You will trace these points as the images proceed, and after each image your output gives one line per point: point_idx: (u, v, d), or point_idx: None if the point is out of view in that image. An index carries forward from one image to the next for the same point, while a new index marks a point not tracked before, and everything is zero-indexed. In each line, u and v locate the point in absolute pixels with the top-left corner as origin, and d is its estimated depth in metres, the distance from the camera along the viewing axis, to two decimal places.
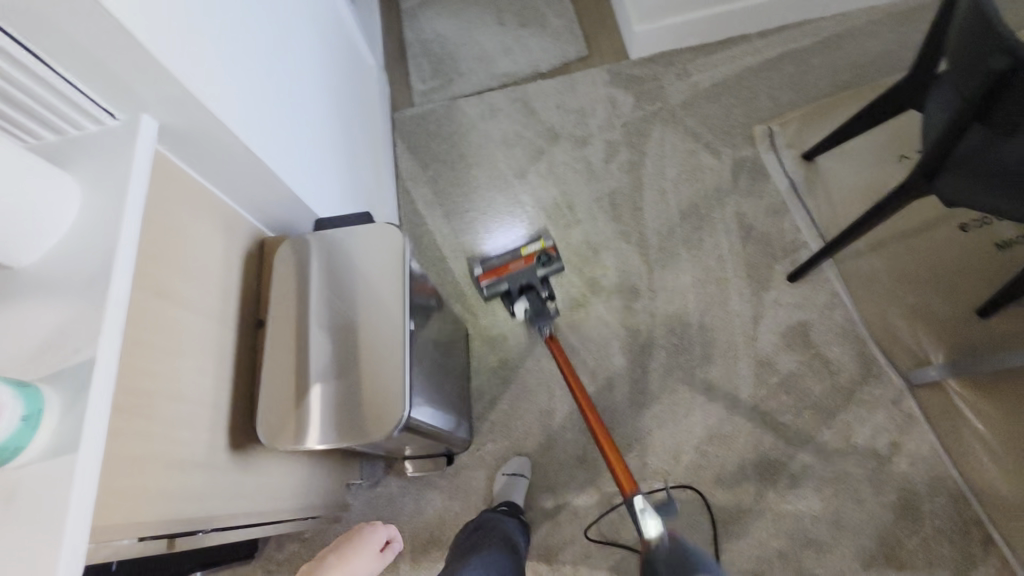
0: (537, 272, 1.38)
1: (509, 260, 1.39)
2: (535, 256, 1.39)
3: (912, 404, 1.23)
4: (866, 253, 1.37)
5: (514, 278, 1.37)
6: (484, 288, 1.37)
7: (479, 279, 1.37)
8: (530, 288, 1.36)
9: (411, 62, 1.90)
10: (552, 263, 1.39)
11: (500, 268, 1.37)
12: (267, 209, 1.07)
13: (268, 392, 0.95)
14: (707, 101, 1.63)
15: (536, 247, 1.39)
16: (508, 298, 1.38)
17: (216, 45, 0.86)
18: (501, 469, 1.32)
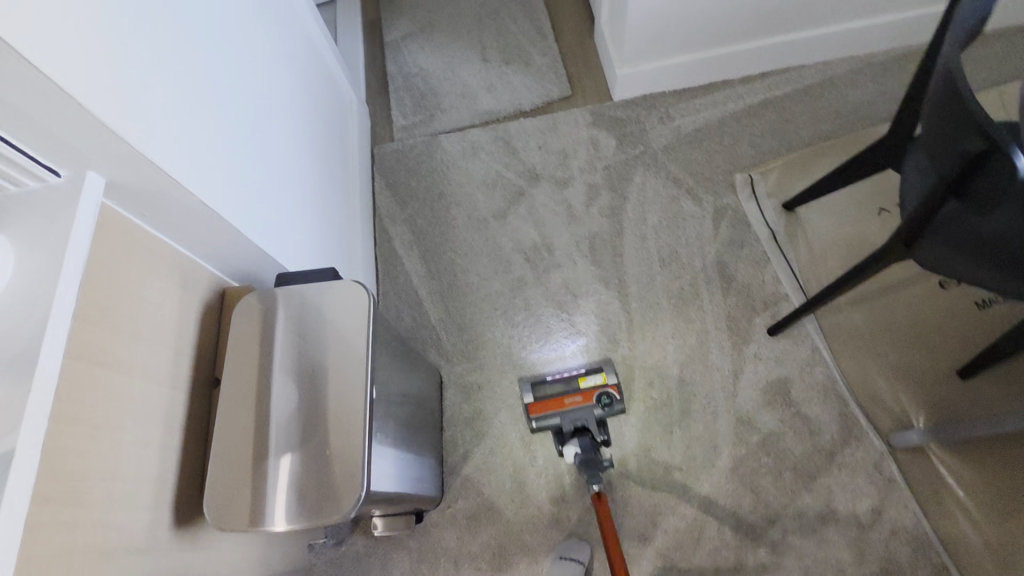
0: (594, 413, 1.29)
1: (565, 394, 1.31)
2: (595, 395, 1.31)
3: (893, 469, 1.20)
4: (847, 308, 1.35)
5: (567, 415, 1.29)
6: (534, 420, 1.30)
7: (530, 411, 1.31)
8: (585, 431, 1.26)
9: (392, 95, 1.87)
10: (613, 405, 1.30)
11: (553, 400, 1.31)
12: (228, 258, 1.02)
13: (222, 464, 0.87)
14: (689, 147, 1.62)
15: (597, 383, 1.31)
16: (559, 436, 1.29)
17: (167, 96, 0.82)
18: (557, 551, 1.22)
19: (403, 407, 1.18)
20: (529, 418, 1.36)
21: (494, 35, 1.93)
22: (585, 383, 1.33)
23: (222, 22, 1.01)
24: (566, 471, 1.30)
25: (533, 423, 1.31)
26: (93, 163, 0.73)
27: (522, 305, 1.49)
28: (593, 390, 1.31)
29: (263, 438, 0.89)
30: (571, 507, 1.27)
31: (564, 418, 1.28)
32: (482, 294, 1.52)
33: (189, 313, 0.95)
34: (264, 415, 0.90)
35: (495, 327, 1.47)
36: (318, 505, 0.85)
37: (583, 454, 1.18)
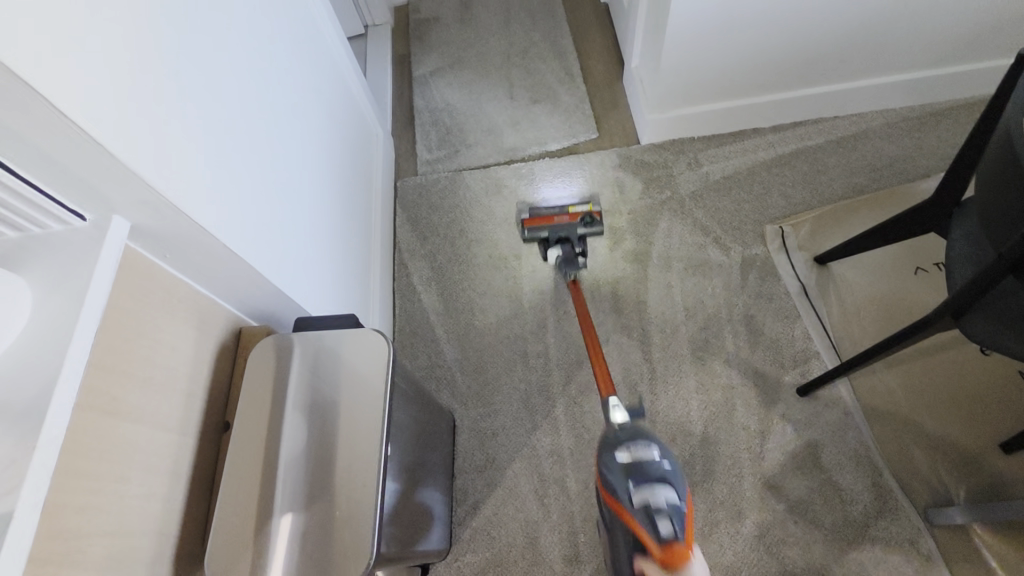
0: (577, 230, 1.48)
1: (555, 214, 1.51)
2: (580, 216, 1.50)
3: (931, 548, 1.13)
4: (880, 370, 1.29)
5: (555, 229, 1.50)
6: (526, 231, 1.50)
7: (524, 223, 1.50)
8: (567, 240, 1.48)
9: (418, 130, 1.88)
10: (594, 224, 1.49)
11: (545, 217, 1.50)
12: (246, 299, 1.00)
13: (226, 519, 0.83)
14: (717, 194, 1.59)
15: (584, 209, 1.50)
16: (545, 245, 1.51)
17: (196, 138, 0.82)
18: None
19: (417, 456, 1.14)
20: (544, 468, 1.31)
21: (522, 73, 1.94)
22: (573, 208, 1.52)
23: (253, 63, 1.01)
24: (581, 528, 1.24)
25: (524, 234, 1.50)
26: (118, 207, 0.72)
27: (541, 348, 1.45)
28: (580, 212, 1.51)
29: (271, 494, 0.85)
30: (585, 567, 1.20)
31: (551, 230, 1.48)
32: (500, 334, 1.49)
33: (204, 355, 0.92)
34: (273, 468, 0.86)
35: (512, 370, 1.44)
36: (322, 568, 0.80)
37: (562, 257, 1.44)
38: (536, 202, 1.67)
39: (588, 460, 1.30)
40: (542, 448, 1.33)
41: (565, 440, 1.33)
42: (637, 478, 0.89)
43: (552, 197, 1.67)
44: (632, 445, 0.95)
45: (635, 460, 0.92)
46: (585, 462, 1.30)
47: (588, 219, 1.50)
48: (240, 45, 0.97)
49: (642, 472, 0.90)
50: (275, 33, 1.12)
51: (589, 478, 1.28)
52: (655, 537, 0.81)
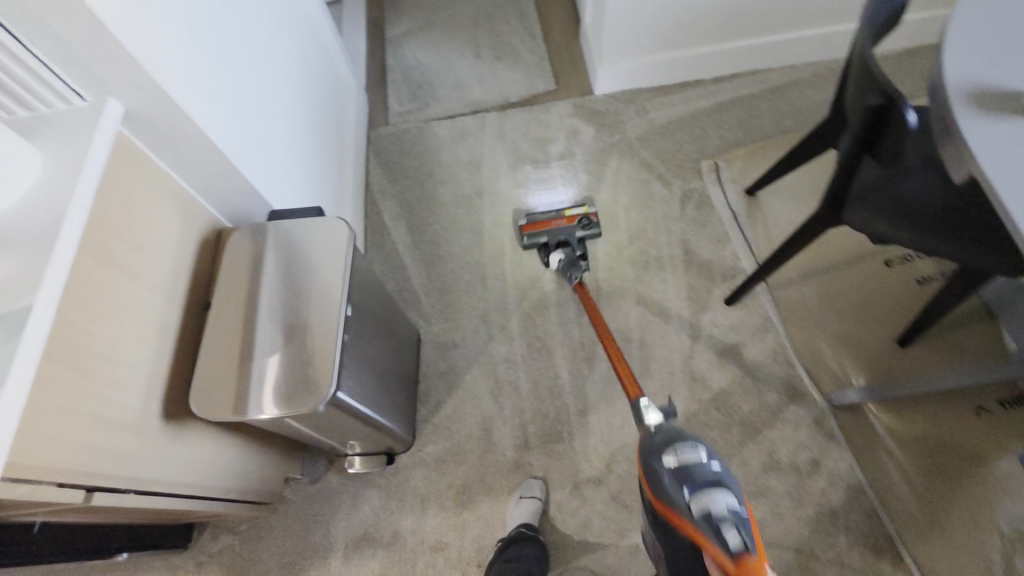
0: (575, 232, 1.53)
1: (552, 218, 1.56)
2: (578, 219, 1.55)
3: (832, 424, 1.29)
4: (798, 282, 1.45)
5: (553, 233, 1.54)
6: (526, 236, 1.53)
7: (523, 229, 1.54)
8: (567, 244, 1.52)
9: (390, 86, 2.02)
10: (592, 226, 1.54)
11: (542, 222, 1.54)
12: (227, 200, 1.13)
13: (213, 372, 0.98)
14: (661, 137, 1.74)
15: (580, 211, 1.55)
16: (546, 251, 1.54)
17: (190, 43, 0.95)
18: (518, 491, 1.30)
19: (382, 349, 1.29)
20: (500, 372, 1.46)
21: (488, 35, 2.08)
22: (569, 212, 1.57)
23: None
24: (530, 420, 1.38)
25: (523, 240, 1.53)
26: (113, 89, 0.85)
27: (498, 273, 1.60)
28: (576, 215, 1.56)
29: (248, 349, 1.01)
30: (533, 453, 1.35)
31: (550, 234, 1.52)
32: (462, 262, 1.63)
33: (188, 242, 1.05)
34: (250, 328, 1.02)
35: (473, 291, 1.58)
36: (288, 398, 0.97)
37: (565, 258, 1.47)
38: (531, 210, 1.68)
39: (538, 364, 1.45)
40: (498, 355, 1.48)
41: (518, 349, 1.48)
42: (690, 486, 0.83)
43: (546, 202, 1.69)
44: (678, 448, 0.88)
45: (680, 465, 0.86)
46: (535, 367, 1.45)
47: (585, 221, 1.55)
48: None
49: (690, 476, 0.84)
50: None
51: (538, 379, 1.43)
52: (725, 555, 0.76)
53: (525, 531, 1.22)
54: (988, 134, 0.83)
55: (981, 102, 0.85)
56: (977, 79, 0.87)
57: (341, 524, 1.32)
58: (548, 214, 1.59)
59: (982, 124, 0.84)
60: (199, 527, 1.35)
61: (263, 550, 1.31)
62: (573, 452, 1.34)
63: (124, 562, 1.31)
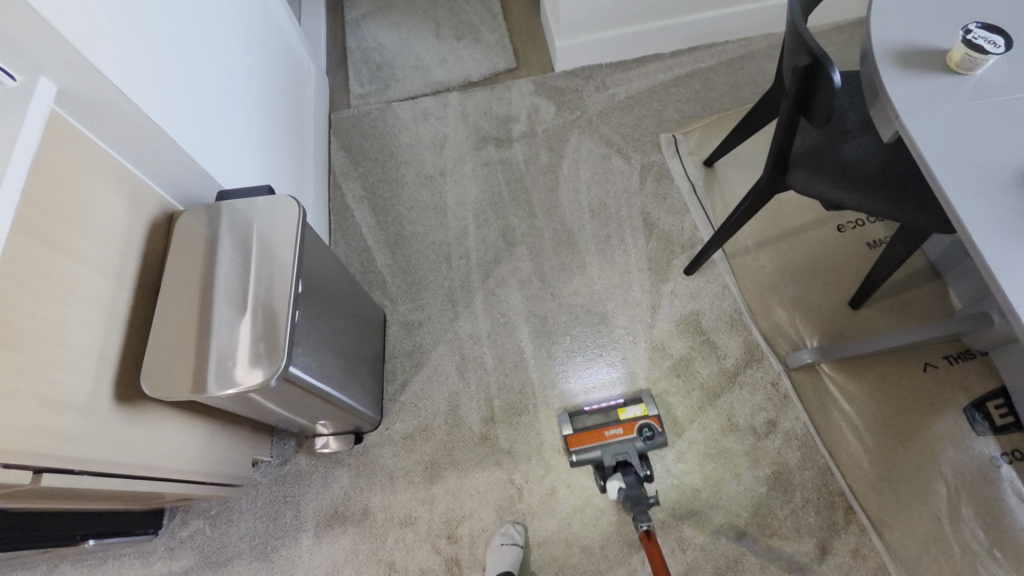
0: (636, 445, 1.26)
1: (605, 426, 1.29)
2: (636, 427, 1.28)
3: (788, 386, 1.33)
4: (754, 249, 1.48)
5: (609, 448, 1.26)
6: (574, 454, 1.28)
7: (569, 443, 1.29)
8: (628, 464, 1.23)
9: (350, 68, 2.00)
10: (655, 438, 1.27)
11: (594, 433, 1.28)
12: (176, 183, 1.11)
13: (167, 352, 0.98)
14: (621, 112, 1.76)
15: (637, 414, 1.29)
16: (601, 472, 1.26)
17: (128, 24, 0.93)
18: (497, 536, 1.25)
19: (345, 327, 1.29)
20: (465, 349, 1.47)
21: (448, 14, 2.06)
22: (624, 415, 1.31)
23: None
24: (496, 395, 1.40)
25: (572, 458, 1.28)
26: (45, 69, 0.83)
27: (462, 252, 1.60)
28: (633, 422, 1.29)
29: (206, 325, 1.00)
30: (499, 426, 1.37)
31: (605, 450, 1.26)
32: (426, 242, 1.63)
33: (136, 224, 1.04)
34: (205, 308, 1.01)
35: (437, 271, 1.58)
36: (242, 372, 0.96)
37: (628, 488, 1.15)
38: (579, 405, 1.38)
39: (503, 340, 1.47)
40: (463, 333, 1.49)
41: (483, 327, 1.49)
42: None
43: (591, 392, 1.38)
44: None
45: None
46: (500, 342, 1.47)
47: (647, 431, 1.28)
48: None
49: None
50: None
51: (504, 355, 1.45)
52: None
53: None
54: (912, 90, 0.87)
55: (905, 60, 0.89)
56: (904, 42, 0.90)
57: (310, 503, 1.33)
58: (598, 418, 1.33)
59: (906, 81, 0.87)
60: (168, 513, 1.35)
61: (234, 532, 1.32)
62: (538, 424, 1.36)
63: (92, 551, 1.31)
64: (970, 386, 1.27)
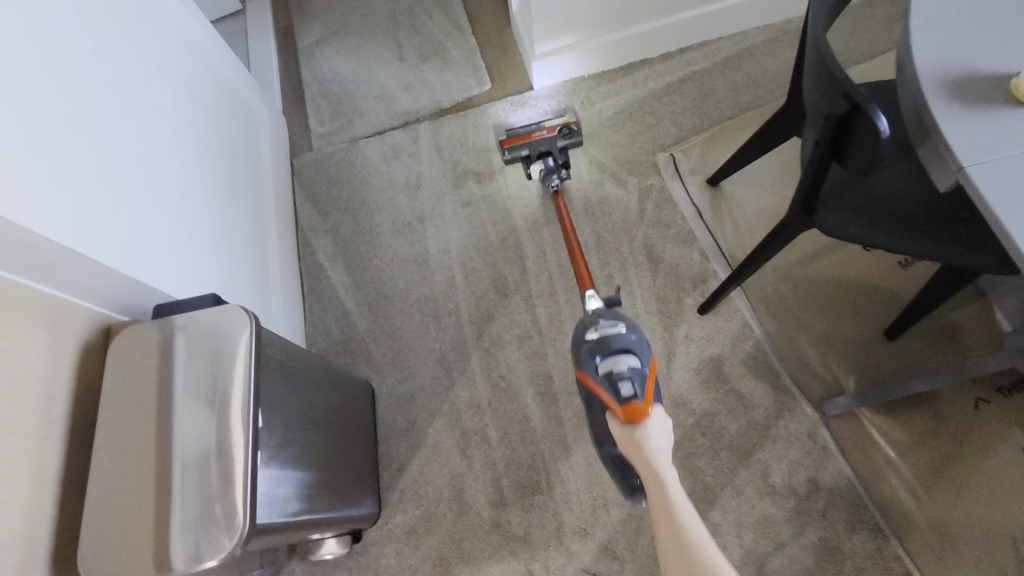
0: (557, 142, 1.46)
1: (533, 129, 1.46)
2: (558, 128, 1.46)
3: (826, 437, 1.19)
4: (773, 279, 1.33)
5: (534, 144, 1.46)
6: (506, 151, 1.45)
7: (502, 143, 1.46)
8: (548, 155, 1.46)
9: (309, 104, 1.81)
10: (573, 135, 1.46)
11: (523, 135, 1.45)
12: (108, 293, 0.92)
13: (120, 522, 0.79)
14: (611, 131, 1.59)
15: (560, 120, 1.45)
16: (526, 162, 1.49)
17: (19, 139, 0.76)
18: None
19: (330, 426, 1.14)
20: (464, 422, 1.32)
21: (410, 32, 1.86)
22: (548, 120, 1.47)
23: (87, 39, 0.94)
24: (504, 473, 1.26)
25: (504, 155, 1.46)
26: None
27: (451, 307, 1.45)
28: (556, 124, 1.46)
29: (167, 481, 0.80)
30: (511, 509, 1.23)
31: (531, 147, 1.45)
32: (410, 299, 1.48)
33: (61, 359, 0.84)
34: (162, 459, 0.81)
35: (426, 332, 1.43)
36: (201, 539, 0.78)
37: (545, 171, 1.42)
38: (510, 125, 1.65)
39: (506, 408, 1.32)
40: (461, 402, 1.34)
41: (482, 393, 1.35)
42: None
43: (524, 116, 1.66)
44: None
45: None
46: (503, 411, 1.32)
47: (565, 129, 1.47)
48: (60, 14, 0.89)
49: None
50: (114, 4, 1.04)
51: (508, 423, 1.31)
52: None
53: None
54: (975, 134, 0.71)
55: (965, 94, 0.73)
56: (955, 67, 0.74)
57: None
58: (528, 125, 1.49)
59: (968, 121, 0.71)
60: None
61: None
62: (553, 503, 1.22)
63: None
64: None
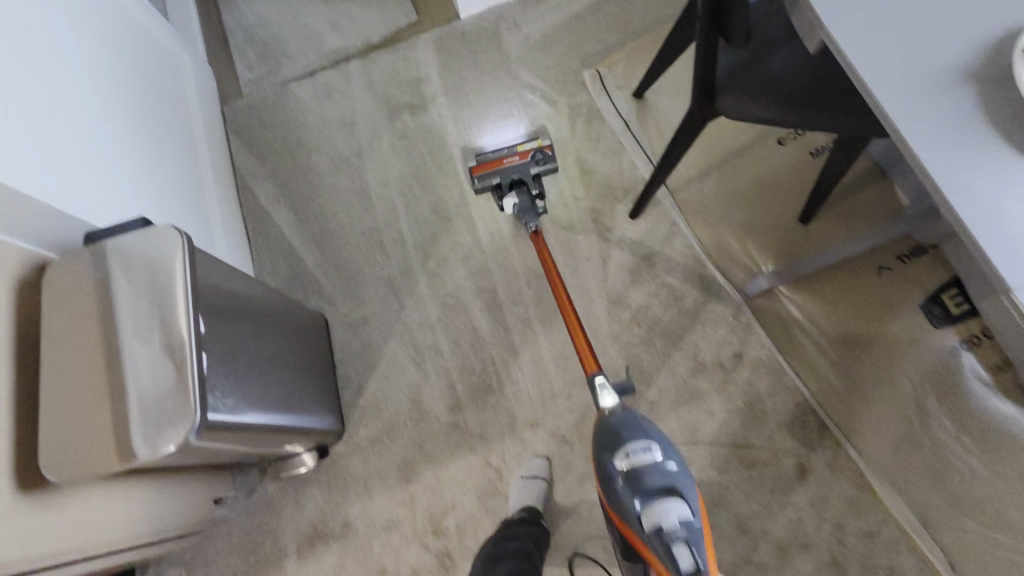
0: (529, 168, 1.42)
1: (503, 156, 1.43)
2: (530, 154, 1.43)
3: (748, 314, 1.30)
4: (697, 179, 1.41)
5: (505, 173, 1.41)
6: (476, 179, 1.41)
7: (472, 172, 1.41)
8: (522, 184, 1.39)
9: (234, 51, 1.76)
10: (547, 162, 1.42)
11: (494, 160, 1.41)
12: (42, 227, 0.90)
13: (81, 426, 0.83)
14: (539, 53, 1.61)
15: (533, 145, 1.43)
16: (498, 193, 1.41)
17: None
18: (518, 472, 1.27)
19: (285, 346, 1.18)
20: (418, 339, 1.39)
21: None
22: (521, 147, 1.45)
23: None
24: (458, 379, 1.34)
25: (474, 183, 1.41)
26: None
27: (396, 235, 1.49)
28: (528, 151, 1.43)
29: (119, 386, 0.83)
30: (467, 411, 1.32)
31: (503, 174, 1.40)
32: (355, 232, 1.51)
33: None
34: (112, 366, 0.84)
35: (373, 261, 1.47)
36: (156, 432, 0.82)
37: (520, 203, 1.33)
38: (480, 149, 1.55)
39: (456, 322, 1.39)
40: (412, 321, 1.41)
41: (432, 311, 1.41)
42: None
43: (496, 139, 1.56)
44: None
45: None
46: (453, 325, 1.39)
47: (539, 156, 1.43)
48: None
49: None
50: None
51: (458, 335, 1.38)
52: None
53: (526, 515, 1.19)
54: None
55: None
56: None
57: (287, 527, 1.29)
58: (499, 152, 1.46)
59: None
60: (141, 568, 1.28)
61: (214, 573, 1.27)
62: (505, 401, 1.32)
63: None
64: (923, 281, 1.23)
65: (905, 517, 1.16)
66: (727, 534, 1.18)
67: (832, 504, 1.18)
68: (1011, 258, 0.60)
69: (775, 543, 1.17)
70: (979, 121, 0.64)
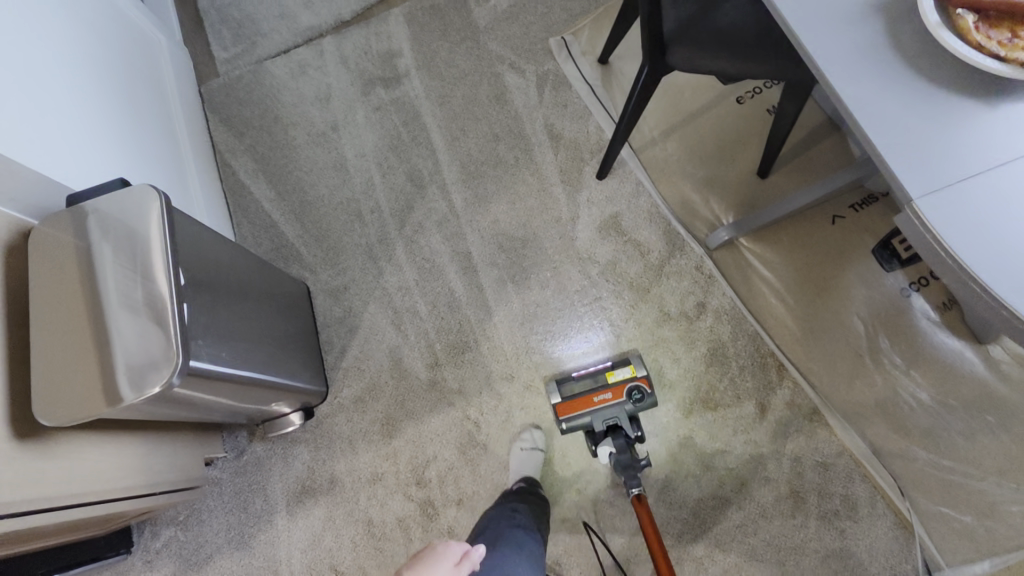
0: (625, 409, 1.24)
1: (594, 393, 1.27)
2: (625, 390, 1.26)
3: (711, 267, 1.36)
4: (660, 140, 1.46)
5: (598, 415, 1.25)
6: (564, 421, 1.26)
7: (558, 410, 1.26)
8: (619, 430, 1.22)
9: (208, 30, 1.78)
10: (645, 400, 1.25)
11: (583, 400, 1.26)
12: (20, 191, 0.92)
13: (69, 375, 0.87)
14: (506, 24, 1.65)
15: (627, 378, 1.27)
16: (592, 437, 1.24)
17: None
18: (517, 443, 1.31)
19: (268, 309, 1.23)
20: (396, 302, 1.44)
21: None
22: (612, 378, 1.28)
23: None
24: (436, 338, 1.40)
25: (562, 425, 1.27)
26: None
27: (373, 205, 1.54)
28: (622, 385, 1.27)
29: (104, 333, 0.88)
30: (445, 369, 1.38)
31: (595, 418, 1.24)
32: (333, 203, 1.56)
33: None
34: (98, 318, 0.89)
35: (351, 231, 1.52)
36: (141, 376, 0.87)
37: (620, 459, 1.16)
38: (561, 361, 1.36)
39: (432, 285, 1.44)
40: (391, 285, 1.46)
41: (410, 277, 1.46)
42: None
43: (575, 354, 1.36)
44: None
45: None
46: (430, 287, 1.44)
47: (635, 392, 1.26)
48: None
49: None
50: None
51: (436, 297, 1.43)
52: None
53: (524, 484, 1.22)
54: None
55: None
56: None
57: (276, 485, 1.35)
58: (586, 383, 1.30)
59: None
60: (137, 529, 1.34)
61: (208, 531, 1.33)
62: (482, 357, 1.38)
63: None
64: (877, 229, 1.30)
65: (859, 449, 1.22)
66: (693, 472, 1.25)
67: (792, 441, 1.25)
68: (912, 166, 0.66)
69: (738, 479, 1.24)
70: (886, 52, 0.70)
